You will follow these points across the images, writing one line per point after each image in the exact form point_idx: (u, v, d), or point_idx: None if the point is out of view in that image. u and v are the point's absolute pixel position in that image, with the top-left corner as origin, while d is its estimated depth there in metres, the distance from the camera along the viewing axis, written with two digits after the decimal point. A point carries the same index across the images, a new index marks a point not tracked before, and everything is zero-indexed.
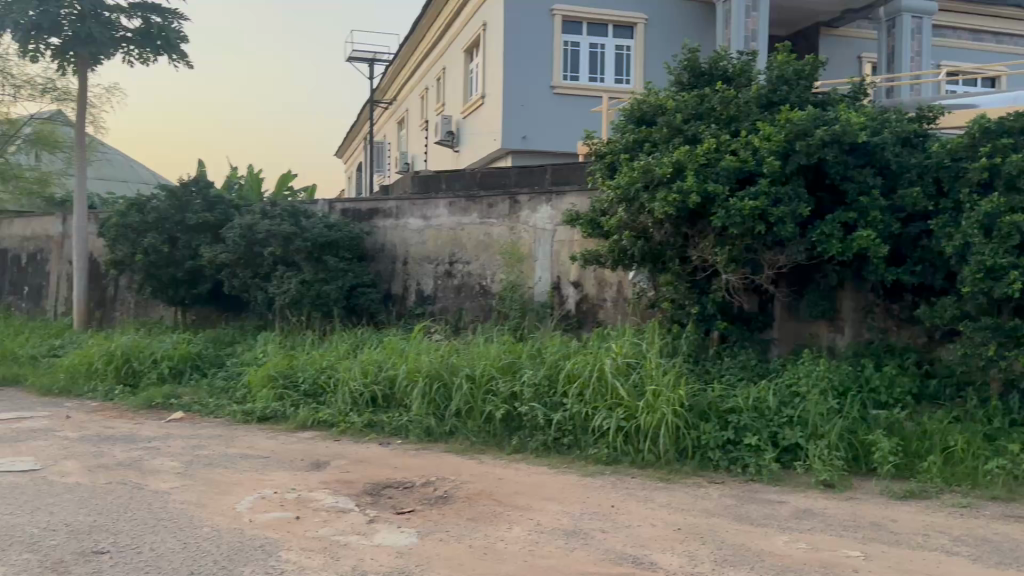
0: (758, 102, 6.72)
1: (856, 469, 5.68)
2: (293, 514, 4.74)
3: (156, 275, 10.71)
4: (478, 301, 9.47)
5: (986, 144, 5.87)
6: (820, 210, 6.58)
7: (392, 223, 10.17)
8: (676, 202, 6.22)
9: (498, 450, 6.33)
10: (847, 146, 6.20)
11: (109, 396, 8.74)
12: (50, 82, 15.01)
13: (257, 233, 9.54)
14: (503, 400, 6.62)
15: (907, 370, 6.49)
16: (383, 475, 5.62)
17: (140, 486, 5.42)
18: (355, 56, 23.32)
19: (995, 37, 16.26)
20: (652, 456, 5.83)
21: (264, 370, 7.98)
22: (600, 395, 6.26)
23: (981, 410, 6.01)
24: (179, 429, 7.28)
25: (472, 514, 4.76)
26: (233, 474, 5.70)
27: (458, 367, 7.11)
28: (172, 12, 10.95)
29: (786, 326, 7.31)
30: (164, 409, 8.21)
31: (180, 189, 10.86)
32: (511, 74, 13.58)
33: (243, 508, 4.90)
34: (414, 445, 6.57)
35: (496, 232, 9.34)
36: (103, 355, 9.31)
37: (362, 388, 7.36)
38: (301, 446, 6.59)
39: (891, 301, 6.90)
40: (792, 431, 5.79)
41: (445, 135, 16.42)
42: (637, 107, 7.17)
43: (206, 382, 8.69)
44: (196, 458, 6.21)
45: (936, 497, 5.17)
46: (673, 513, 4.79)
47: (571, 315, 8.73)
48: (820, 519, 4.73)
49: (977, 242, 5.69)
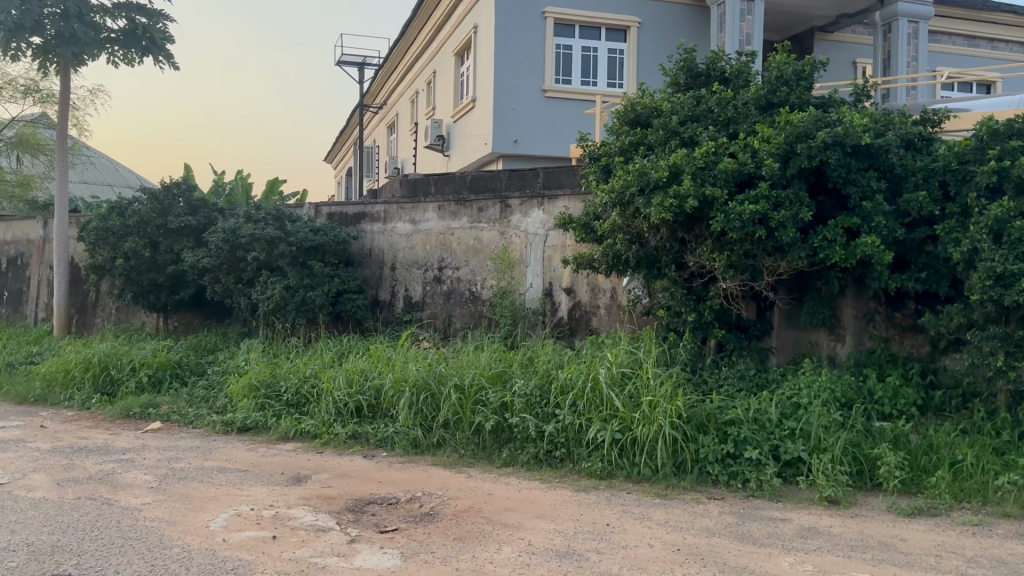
0: (757, 104, 6.46)
1: (860, 484, 5.45)
2: (270, 533, 4.47)
3: (137, 280, 10.39)
4: (467, 307, 9.21)
5: (995, 147, 5.68)
6: (822, 214, 6.33)
7: (379, 227, 9.92)
8: (673, 206, 5.98)
9: (488, 463, 6.07)
10: (850, 148, 5.98)
11: (86, 406, 8.44)
12: (32, 83, 14.71)
13: (240, 237, 9.27)
14: (493, 410, 6.36)
15: (910, 382, 6.28)
16: (366, 491, 5.35)
17: (109, 502, 5.13)
18: (345, 60, 23.06)
19: (990, 43, 16.12)
20: (649, 470, 5.58)
21: (245, 380, 7.69)
22: (594, 405, 6.01)
23: (989, 422, 5.79)
24: (156, 440, 7.00)
25: (460, 533, 4.50)
26: (208, 489, 5.42)
27: (446, 377, 6.85)
28: (159, 13, 10.68)
29: (784, 333, 7.10)
30: (141, 418, 7.91)
31: (162, 191, 10.57)
32: (503, 78, 13.36)
33: (217, 526, 4.62)
34: (400, 457, 6.31)
35: (486, 237, 9.09)
36: (80, 362, 9.02)
37: (345, 398, 7.08)
38: (281, 459, 6.31)
39: (893, 309, 6.68)
40: (794, 444, 5.55)
41: (436, 139, 16.21)
42: (632, 108, 6.92)
43: (186, 391, 8.40)
44: (171, 471, 5.93)
45: (946, 514, 4.94)
46: (672, 532, 4.56)
47: (564, 323, 8.50)
48: (826, 539, 4.49)
49: (987, 248, 5.46)
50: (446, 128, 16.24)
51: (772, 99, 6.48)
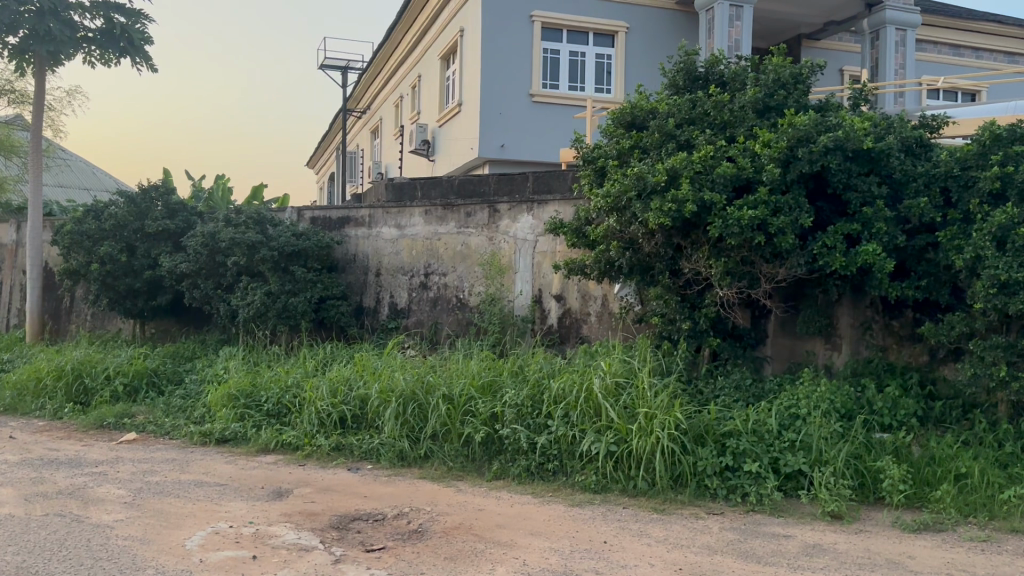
0: (755, 107, 6.30)
1: (863, 498, 5.28)
2: (250, 553, 4.23)
3: (112, 286, 10.10)
4: (454, 314, 8.99)
5: (998, 152, 5.55)
6: (820, 220, 6.18)
7: (364, 232, 9.71)
8: (671, 211, 5.82)
9: (477, 476, 5.86)
10: (850, 153, 5.87)
11: (58, 416, 8.14)
12: (7, 83, 14.34)
13: (220, 242, 9.03)
14: (483, 422, 6.15)
15: (909, 392, 6.12)
16: (350, 506, 5.12)
17: (78, 519, 4.86)
18: (328, 64, 22.78)
19: (974, 52, 16.19)
20: (645, 483, 5.38)
21: (224, 390, 7.42)
22: (588, 416, 5.80)
23: (991, 434, 5.65)
24: (130, 452, 6.73)
25: (450, 552, 4.28)
26: (185, 505, 5.16)
27: (434, 387, 6.62)
28: (138, 13, 10.41)
29: (779, 343, 6.95)
30: (116, 429, 7.62)
31: (139, 194, 10.27)
32: (489, 82, 13.18)
33: (193, 545, 4.37)
34: (386, 470, 6.08)
35: (474, 242, 8.89)
36: (51, 370, 8.72)
37: (329, 408, 6.82)
38: (261, 472, 6.06)
39: (892, 317, 6.53)
40: (794, 457, 5.38)
41: (421, 143, 16.02)
42: (627, 110, 6.78)
43: (163, 400, 8.12)
44: (145, 485, 5.66)
45: (953, 530, 4.79)
46: (673, 550, 4.37)
47: (554, 331, 8.30)
48: (833, 557, 4.31)
49: (990, 255, 5.32)
50: (431, 132, 16.04)
51: (770, 102, 6.31)
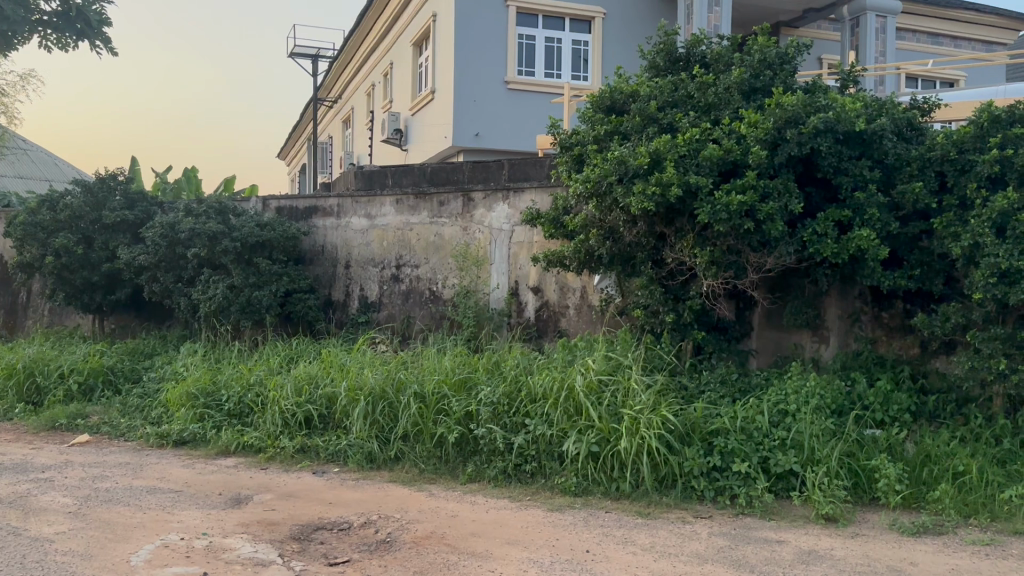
0: (740, 88, 6.00)
1: (857, 499, 5.01)
2: (200, 569, 3.86)
3: (68, 280, 9.62)
4: (427, 308, 8.63)
5: (995, 134, 5.31)
6: (810, 207, 5.94)
7: (332, 222, 9.32)
8: (656, 194, 5.50)
9: (451, 479, 5.54)
10: (840, 135, 5.62)
11: (7, 416, 7.70)
12: None
13: (180, 232, 8.59)
14: (456, 421, 5.80)
15: (901, 386, 5.88)
16: (314, 514, 4.75)
17: (16, 532, 4.46)
18: (298, 52, 22.23)
19: (954, 41, 16.09)
20: (629, 487, 5.09)
21: (183, 388, 7.03)
22: (569, 415, 5.48)
23: (988, 429, 5.40)
24: (81, 456, 6.30)
25: (420, 565, 3.94)
26: (134, 514, 4.78)
27: (405, 384, 6.27)
28: None
29: (765, 335, 6.70)
30: (68, 430, 7.19)
31: (96, 184, 9.82)
32: (463, 69, 12.81)
33: (138, 560, 3.99)
34: (354, 474, 5.73)
35: (447, 232, 8.53)
36: (2, 368, 8.24)
37: (294, 408, 6.43)
38: (220, 477, 5.67)
39: (881, 308, 6.30)
40: (785, 456, 5.08)
41: (393, 132, 15.60)
42: (608, 94, 6.47)
43: (119, 399, 7.68)
44: (94, 493, 5.26)
45: (954, 532, 4.53)
46: (660, 559, 4.07)
47: (531, 324, 7.99)
48: (831, 565, 4.03)
49: (989, 242, 5.06)
50: (404, 121, 15.63)
51: (755, 83, 6.04)
